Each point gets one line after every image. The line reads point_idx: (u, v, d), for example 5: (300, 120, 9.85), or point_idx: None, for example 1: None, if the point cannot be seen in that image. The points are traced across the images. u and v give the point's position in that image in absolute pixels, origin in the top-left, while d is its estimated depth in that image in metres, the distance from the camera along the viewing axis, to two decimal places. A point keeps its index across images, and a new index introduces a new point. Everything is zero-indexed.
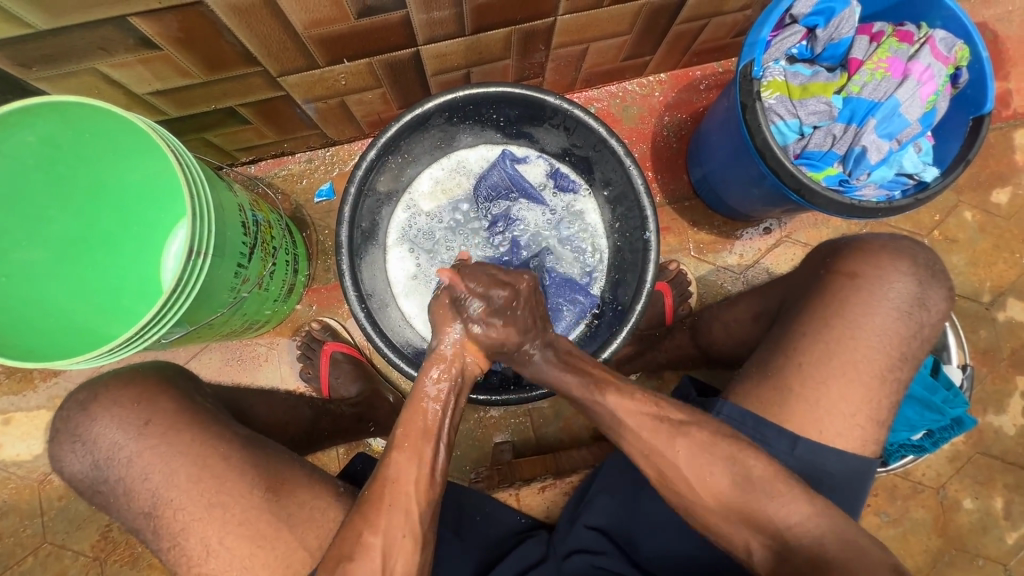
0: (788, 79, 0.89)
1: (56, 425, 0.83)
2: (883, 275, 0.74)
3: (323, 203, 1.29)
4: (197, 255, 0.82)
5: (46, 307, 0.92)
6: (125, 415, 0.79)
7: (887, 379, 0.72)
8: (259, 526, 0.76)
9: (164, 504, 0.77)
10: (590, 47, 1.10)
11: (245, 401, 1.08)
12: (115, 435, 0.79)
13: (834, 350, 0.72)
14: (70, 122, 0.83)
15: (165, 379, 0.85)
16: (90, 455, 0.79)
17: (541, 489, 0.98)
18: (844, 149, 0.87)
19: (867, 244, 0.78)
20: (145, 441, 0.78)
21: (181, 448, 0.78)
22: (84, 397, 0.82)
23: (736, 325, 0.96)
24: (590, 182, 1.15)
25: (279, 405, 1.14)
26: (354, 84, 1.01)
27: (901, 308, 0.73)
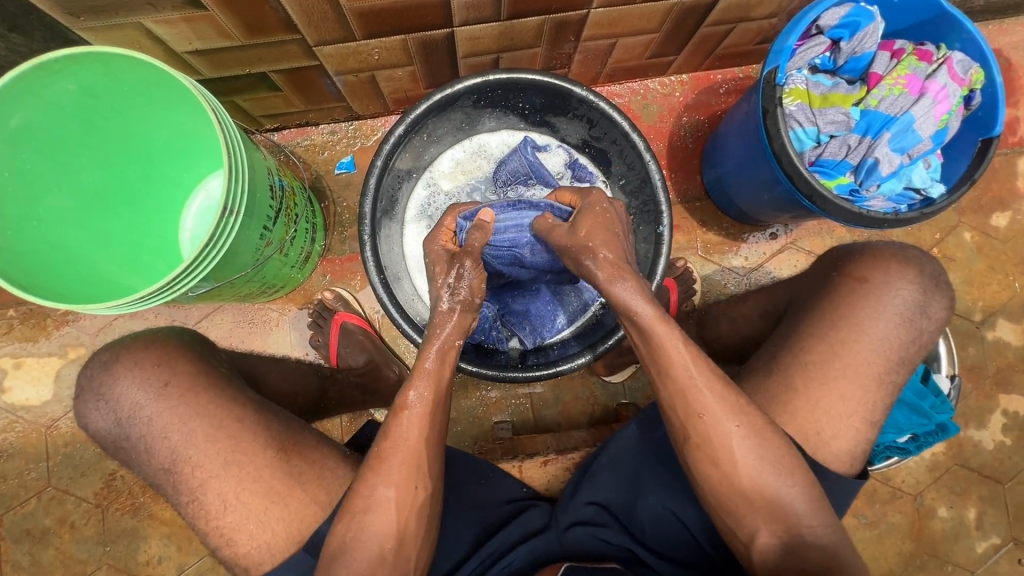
0: (810, 88, 0.91)
1: (82, 382, 0.82)
2: (890, 282, 0.78)
3: (342, 175, 1.31)
4: (229, 215, 0.85)
5: (72, 256, 0.93)
6: (147, 375, 0.79)
7: (883, 382, 0.75)
8: (273, 482, 0.76)
9: (184, 462, 0.77)
10: (618, 42, 1.12)
11: (257, 369, 1.04)
12: (135, 394, 0.78)
13: (836, 350, 0.76)
14: (110, 73, 0.84)
15: (184, 342, 0.85)
16: (113, 414, 0.79)
17: (544, 463, 1.00)
18: (857, 159, 0.90)
19: (878, 250, 0.81)
20: (166, 402, 0.78)
21: (201, 410, 0.78)
22: (109, 356, 0.81)
23: (743, 320, 0.99)
24: (608, 173, 1.19)
25: (291, 372, 1.13)
26: (386, 59, 1.04)
27: (904, 314, 0.77)
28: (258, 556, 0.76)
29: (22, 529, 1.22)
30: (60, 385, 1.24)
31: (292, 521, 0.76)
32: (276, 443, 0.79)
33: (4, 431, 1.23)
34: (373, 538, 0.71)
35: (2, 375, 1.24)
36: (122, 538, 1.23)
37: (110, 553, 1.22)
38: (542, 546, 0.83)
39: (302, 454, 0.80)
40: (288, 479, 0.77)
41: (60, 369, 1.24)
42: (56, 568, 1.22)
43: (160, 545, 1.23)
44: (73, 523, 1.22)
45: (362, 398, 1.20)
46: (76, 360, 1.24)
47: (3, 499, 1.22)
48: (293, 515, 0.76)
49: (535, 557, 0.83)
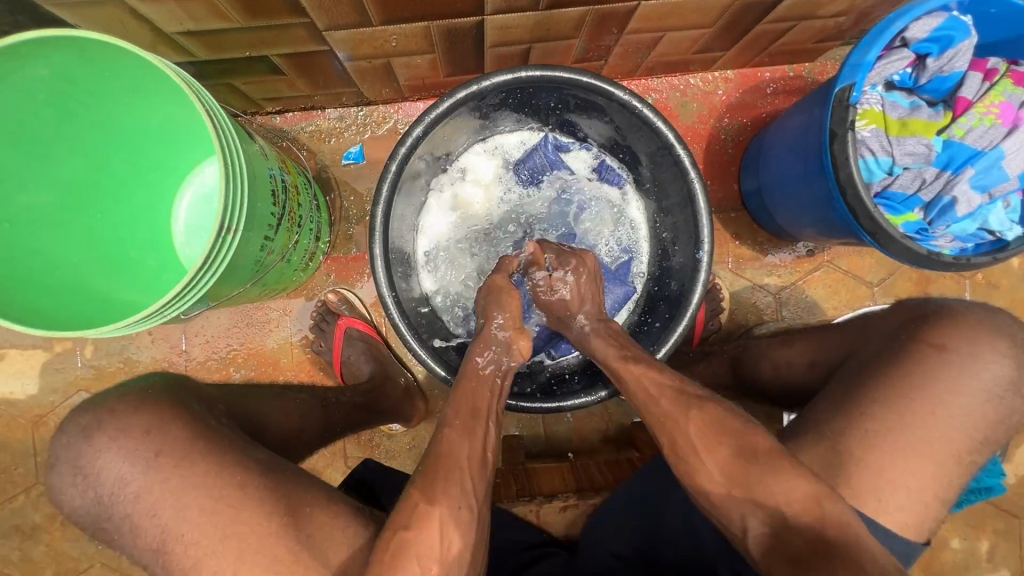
0: (886, 109, 0.81)
1: (54, 453, 0.69)
2: (978, 353, 0.63)
3: (350, 166, 1.20)
4: (226, 231, 0.76)
5: (53, 260, 0.84)
6: (132, 446, 0.66)
7: (964, 460, 0.63)
8: (277, 551, 0.62)
9: (175, 540, 0.64)
10: (665, 36, 1.00)
11: (250, 408, 0.87)
12: (120, 469, 0.66)
13: (905, 421, 0.62)
14: (86, 58, 0.72)
15: (178, 403, 0.72)
16: (92, 491, 0.67)
17: (562, 508, 0.88)
18: (930, 196, 0.81)
19: (958, 310, 0.68)
20: (156, 476, 0.65)
21: (195, 479, 0.65)
22: (88, 421, 0.68)
23: (787, 368, 0.84)
24: (637, 179, 1.08)
25: (292, 410, 0.94)
26: (404, 47, 0.92)
27: (993, 393, 0.62)
28: None
29: (11, 525, 1.18)
30: (47, 380, 1.18)
31: None
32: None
33: None
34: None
35: None
36: None
37: (104, 551, 1.19)
38: None
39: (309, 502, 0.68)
40: (293, 543, 0.63)
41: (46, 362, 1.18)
42: (47, 564, 1.19)
43: None
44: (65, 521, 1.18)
45: (367, 419, 1.07)
46: (64, 354, 1.18)
47: None
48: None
49: None
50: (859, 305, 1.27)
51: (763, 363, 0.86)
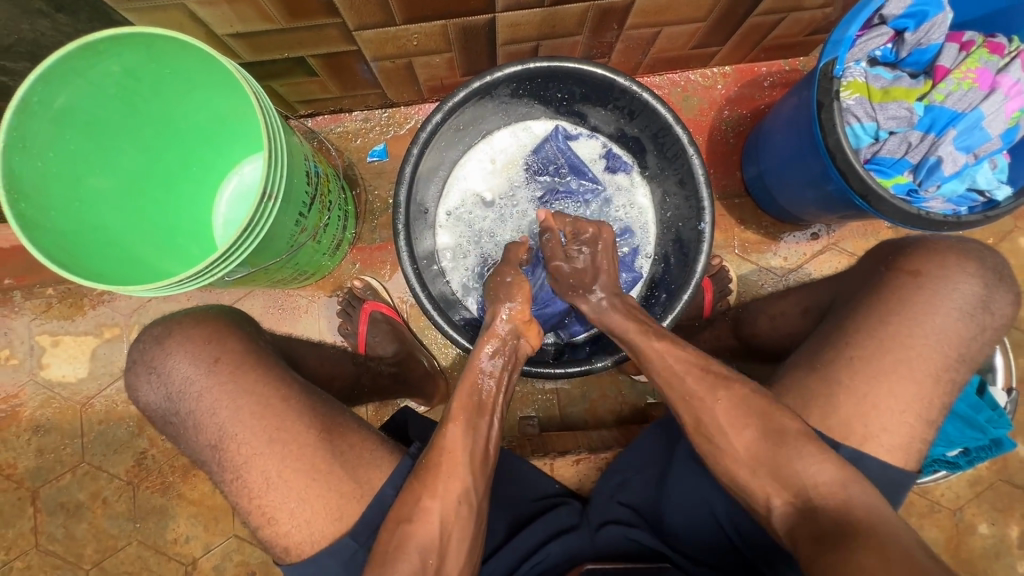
0: (869, 81, 0.87)
1: (133, 355, 0.80)
2: (948, 276, 0.73)
3: (374, 163, 1.30)
4: (267, 199, 0.84)
5: (113, 236, 0.95)
6: (198, 350, 0.77)
7: (941, 378, 0.71)
8: (314, 460, 0.74)
9: (229, 438, 0.74)
10: (662, 31, 1.08)
11: (296, 352, 1.01)
12: (186, 370, 0.76)
13: (887, 345, 0.71)
14: (152, 55, 0.84)
15: (231, 322, 0.83)
16: (164, 388, 0.77)
17: (575, 461, 0.96)
18: (918, 158, 0.85)
19: (932, 242, 0.77)
20: (216, 378, 0.76)
21: (247, 387, 0.76)
22: (160, 331, 0.79)
23: (782, 318, 0.93)
24: (643, 164, 1.15)
25: (326, 357, 1.10)
26: (425, 46, 1.02)
27: (964, 309, 0.71)
28: (300, 536, 0.73)
29: (57, 502, 1.25)
30: (96, 364, 1.27)
31: (326, 506, 0.73)
32: (322, 423, 0.76)
33: (42, 406, 1.26)
34: (419, 535, 0.69)
35: (41, 352, 1.27)
36: (152, 516, 1.25)
37: (140, 530, 1.25)
38: (575, 544, 0.82)
39: (345, 435, 0.77)
40: (327, 454, 0.74)
41: (95, 348, 1.27)
42: (88, 542, 1.25)
43: (188, 524, 1.26)
44: (106, 499, 1.25)
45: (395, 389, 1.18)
46: (111, 340, 1.27)
47: (40, 472, 1.26)
48: (334, 495, 0.73)
49: (567, 555, 0.81)
50: None
51: (760, 317, 0.97)
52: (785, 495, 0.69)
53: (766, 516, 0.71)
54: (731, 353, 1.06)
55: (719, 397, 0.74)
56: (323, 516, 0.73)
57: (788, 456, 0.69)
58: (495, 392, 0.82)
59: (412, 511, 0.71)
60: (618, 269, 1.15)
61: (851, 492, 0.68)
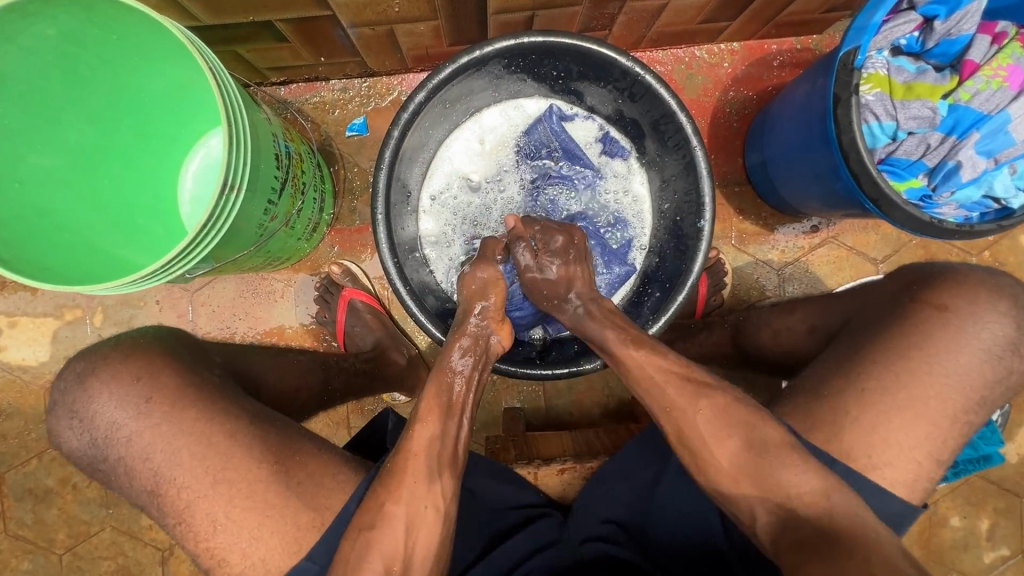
0: (891, 74, 0.80)
1: (54, 396, 0.76)
2: (977, 313, 0.67)
3: (353, 138, 1.20)
4: (230, 190, 0.76)
5: (62, 222, 0.86)
6: (125, 391, 0.72)
7: (958, 420, 0.66)
8: (267, 496, 0.70)
9: (167, 483, 0.70)
10: (669, 3, 0.99)
11: (249, 367, 0.91)
12: (113, 414, 0.71)
13: (903, 380, 0.66)
14: (94, 20, 0.74)
15: (167, 352, 0.77)
16: (88, 433, 0.73)
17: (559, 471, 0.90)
18: (935, 161, 0.80)
19: (961, 275, 0.71)
20: (148, 420, 0.71)
21: (184, 427, 0.71)
22: (83, 368, 0.74)
23: (787, 334, 0.85)
24: (641, 150, 1.08)
25: (289, 366, 0.98)
26: (407, 13, 0.92)
27: (991, 351, 0.66)
28: None
29: (24, 488, 1.21)
30: (57, 347, 1.20)
31: (283, 540, 0.69)
32: (276, 455, 0.72)
33: (2, 389, 1.20)
34: (390, 558, 0.67)
35: None
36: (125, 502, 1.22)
37: (113, 516, 1.22)
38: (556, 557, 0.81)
39: (304, 462, 0.73)
40: (282, 489, 0.70)
41: (57, 330, 1.20)
42: (59, 528, 1.22)
43: None
44: (76, 485, 1.22)
45: (368, 386, 1.09)
46: (74, 322, 1.20)
47: (4, 458, 1.21)
48: (291, 527, 0.69)
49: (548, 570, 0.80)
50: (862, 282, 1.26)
51: (764, 329, 0.89)
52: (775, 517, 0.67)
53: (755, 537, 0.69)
54: (726, 359, 0.97)
55: (709, 425, 0.71)
56: (292, 529, 0.70)
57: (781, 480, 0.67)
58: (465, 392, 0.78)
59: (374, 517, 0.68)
60: (609, 262, 1.09)
61: None
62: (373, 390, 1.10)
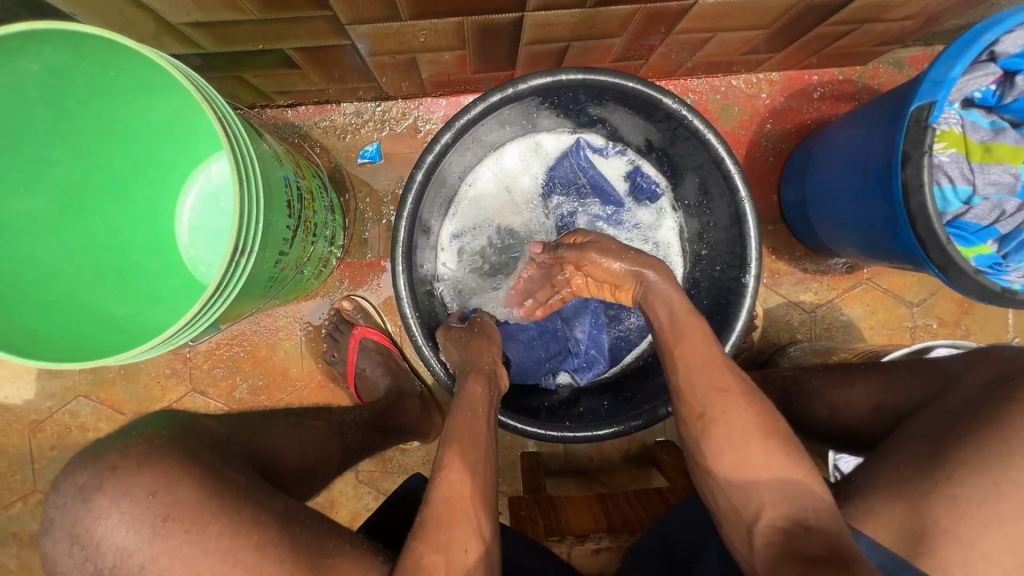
0: (966, 131, 0.73)
1: (45, 514, 0.57)
2: None
3: (365, 165, 1.12)
4: (240, 255, 0.68)
5: (48, 271, 0.78)
6: (135, 511, 0.55)
7: None
8: None
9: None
10: (716, 36, 0.91)
11: (267, 444, 0.72)
12: (121, 537, 0.54)
13: (1003, 490, 0.57)
14: (85, 55, 0.65)
15: (179, 443, 0.60)
16: (86, 563, 0.55)
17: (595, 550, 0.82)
18: (1008, 228, 0.74)
19: None
20: (164, 542, 0.54)
21: (208, 544, 0.55)
22: (85, 480, 0.56)
23: (846, 409, 0.80)
24: (677, 189, 1.01)
25: (306, 434, 0.80)
26: (433, 43, 0.83)
27: None
28: None
29: (9, 532, 1.14)
30: (44, 384, 1.12)
31: None
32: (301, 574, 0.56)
33: None
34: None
35: None
36: None
37: None
38: None
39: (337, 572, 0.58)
40: None
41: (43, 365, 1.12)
42: None
43: None
44: None
45: (382, 438, 0.95)
46: None
47: None
48: None
49: None
50: (897, 326, 1.20)
51: (817, 401, 0.85)
52: None
53: None
54: None
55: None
56: None
57: None
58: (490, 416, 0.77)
59: None
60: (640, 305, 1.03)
61: None
62: (384, 444, 0.97)
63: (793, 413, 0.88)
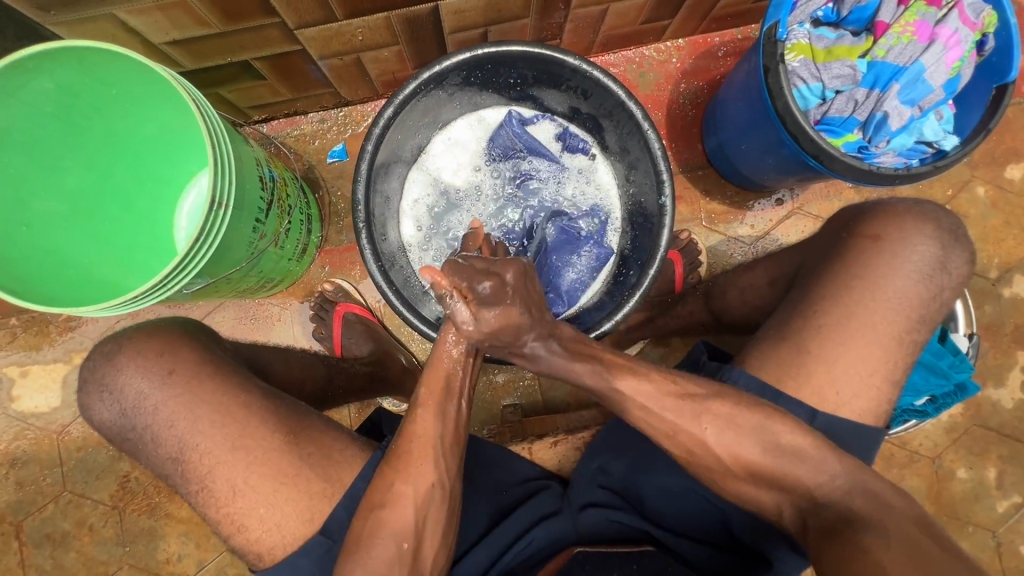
0: (813, 42, 0.88)
1: (83, 374, 0.79)
2: (908, 237, 0.74)
3: (335, 164, 1.28)
4: (217, 207, 0.82)
5: (67, 260, 0.93)
6: (149, 365, 0.76)
7: (904, 340, 0.72)
8: (281, 465, 0.74)
9: (191, 449, 0.74)
10: (610, 8, 1.08)
11: (260, 358, 0.97)
12: (138, 383, 0.75)
13: (849, 308, 0.73)
14: (87, 70, 0.82)
15: (187, 333, 0.81)
16: (117, 405, 0.76)
17: (553, 443, 0.97)
18: (865, 115, 0.86)
19: (891, 206, 0.78)
20: (170, 390, 0.75)
21: (204, 397, 0.75)
22: (110, 348, 0.78)
23: (751, 290, 0.92)
24: (601, 142, 1.15)
25: (295, 360, 1.05)
26: (370, 40, 1.00)
27: (923, 270, 0.73)
28: (270, 541, 0.73)
29: (42, 534, 1.23)
30: (68, 391, 1.25)
31: (297, 509, 0.73)
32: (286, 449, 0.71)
33: (17, 437, 1.24)
34: (392, 540, 0.69)
35: (10, 383, 1.24)
36: (141, 538, 1.24)
37: (130, 553, 1.24)
38: (559, 529, 0.83)
39: (317, 440, 0.77)
40: (297, 460, 0.74)
41: (66, 374, 1.25)
42: (78, 570, 1.23)
43: (178, 543, 1.25)
44: (92, 526, 1.24)
45: (369, 387, 1.14)
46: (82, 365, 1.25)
47: (21, 505, 1.24)
48: (303, 498, 0.73)
49: (551, 541, 0.82)
50: None
51: (729, 292, 0.97)
52: (763, 459, 0.70)
53: (742, 479, 0.71)
54: (703, 327, 1.07)
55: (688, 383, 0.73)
56: (297, 516, 0.73)
57: (760, 423, 0.70)
58: (463, 376, 0.78)
59: (379, 505, 0.71)
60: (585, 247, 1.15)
61: (821, 450, 0.69)
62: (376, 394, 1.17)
63: (716, 309, 1.00)
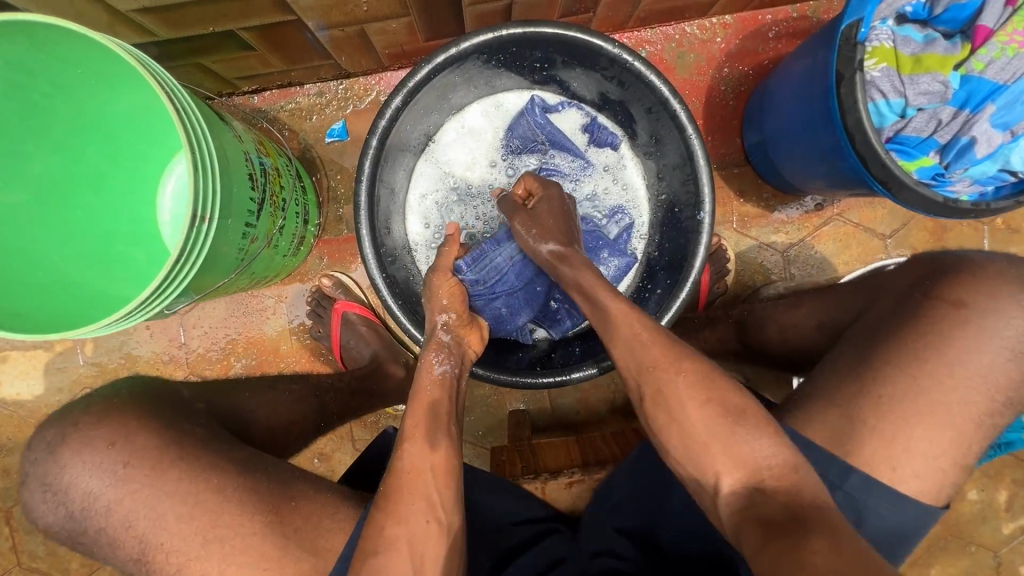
0: (898, 45, 0.76)
1: (26, 468, 0.72)
2: (1002, 308, 0.63)
3: (334, 144, 1.15)
4: (200, 222, 0.72)
5: (37, 259, 0.83)
6: (99, 459, 0.69)
7: (983, 422, 0.62)
8: (264, 551, 0.67)
9: (155, 550, 0.68)
10: None
11: (235, 404, 0.84)
12: (88, 483, 0.69)
13: (919, 382, 0.62)
14: (42, 47, 0.69)
15: (148, 408, 0.74)
16: (64, 507, 0.70)
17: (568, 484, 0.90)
18: (948, 137, 0.75)
19: (976, 261, 0.68)
20: (128, 485, 0.68)
21: (168, 489, 0.68)
22: (54, 437, 0.71)
23: (794, 331, 0.85)
24: (633, 137, 1.03)
25: (280, 399, 0.91)
26: (377, 11, 0.86)
27: (1016, 348, 0.62)
28: None
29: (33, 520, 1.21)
30: (52, 379, 1.19)
31: None
32: None
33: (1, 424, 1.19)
34: None
35: None
36: None
37: None
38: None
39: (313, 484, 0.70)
40: (280, 538, 0.68)
41: (50, 361, 1.18)
42: (73, 557, 1.22)
43: None
44: None
45: (359, 403, 1.03)
46: (66, 352, 1.18)
47: (10, 492, 1.20)
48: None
49: None
50: (871, 259, 1.22)
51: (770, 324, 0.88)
52: None
53: None
54: (731, 355, 1.00)
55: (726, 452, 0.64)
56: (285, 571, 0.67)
57: None
58: (448, 402, 0.78)
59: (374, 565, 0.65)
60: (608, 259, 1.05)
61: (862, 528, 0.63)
62: (369, 408, 1.06)
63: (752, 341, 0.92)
